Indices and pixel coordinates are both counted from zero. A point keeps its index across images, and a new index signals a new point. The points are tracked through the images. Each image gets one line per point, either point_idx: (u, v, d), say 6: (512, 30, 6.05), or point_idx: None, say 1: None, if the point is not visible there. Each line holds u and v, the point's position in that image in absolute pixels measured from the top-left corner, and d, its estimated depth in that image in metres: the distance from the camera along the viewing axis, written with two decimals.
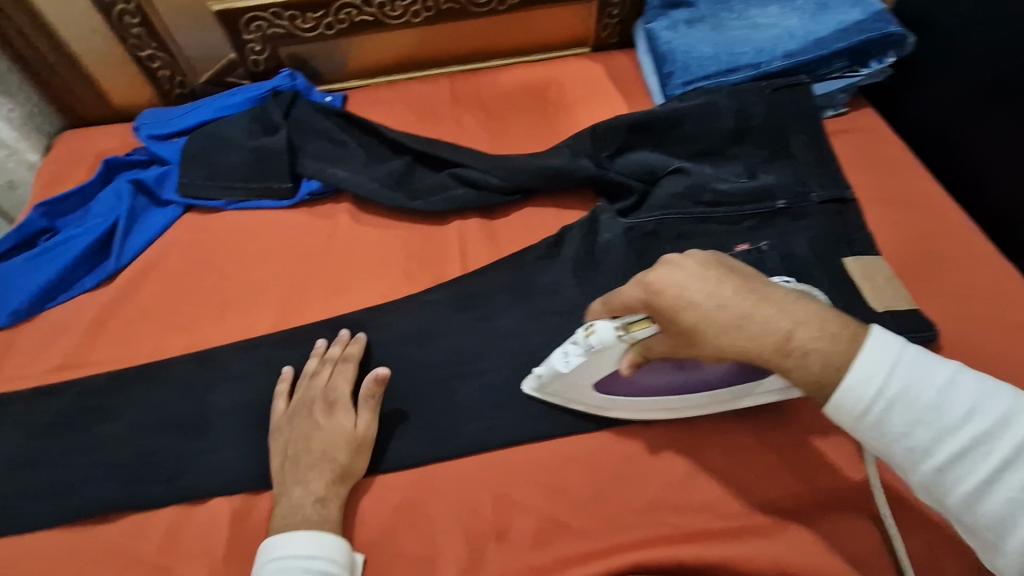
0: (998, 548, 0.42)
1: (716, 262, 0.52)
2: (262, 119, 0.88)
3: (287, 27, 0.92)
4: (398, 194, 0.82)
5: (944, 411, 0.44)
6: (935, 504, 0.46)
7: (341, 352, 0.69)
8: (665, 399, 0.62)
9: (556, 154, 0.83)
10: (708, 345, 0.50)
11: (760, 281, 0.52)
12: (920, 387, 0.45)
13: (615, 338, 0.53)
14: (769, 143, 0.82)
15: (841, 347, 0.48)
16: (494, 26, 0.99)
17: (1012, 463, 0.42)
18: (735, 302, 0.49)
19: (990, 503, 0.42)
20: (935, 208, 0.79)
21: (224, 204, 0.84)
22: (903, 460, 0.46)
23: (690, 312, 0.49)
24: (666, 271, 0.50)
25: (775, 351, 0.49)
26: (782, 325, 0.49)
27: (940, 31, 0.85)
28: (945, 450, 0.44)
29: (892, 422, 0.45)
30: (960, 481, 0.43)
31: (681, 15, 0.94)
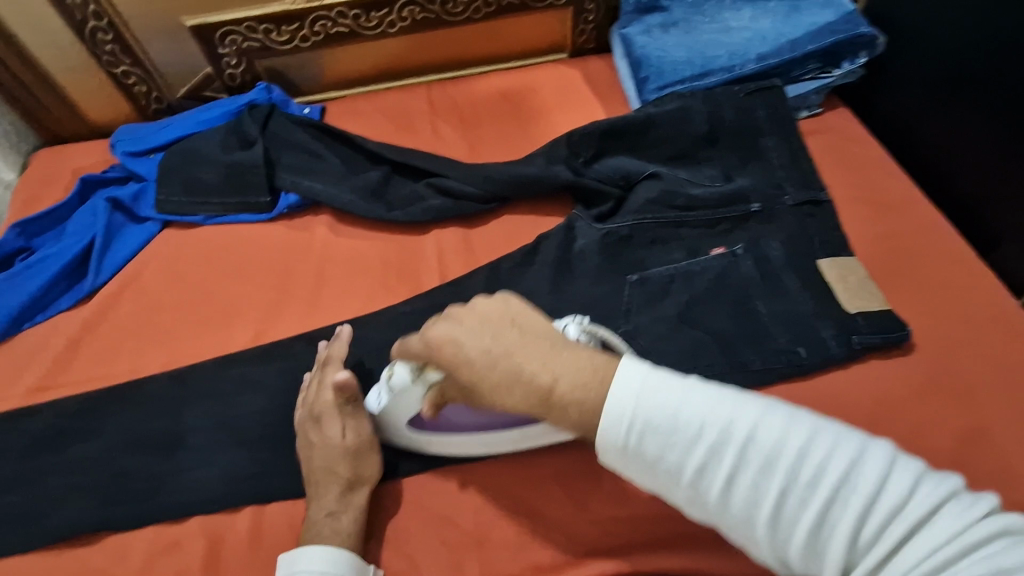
0: (753, 544, 0.44)
1: (497, 317, 0.52)
2: (239, 132, 0.87)
3: (262, 41, 0.92)
4: (375, 205, 0.83)
5: (685, 427, 0.45)
6: (702, 519, 0.47)
7: (326, 355, 0.67)
8: (485, 438, 0.62)
9: (531, 162, 0.83)
10: (483, 399, 0.51)
11: (542, 333, 0.52)
12: (660, 408, 0.45)
13: (409, 379, 0.58)
14: (742, 146, 0.83)
15: (592, 384, 0.48)
16: (469, 34, 0.99)
17: (743, 463, 0.43)
18: (502, 358, 0.50)
19: (739, 507, 0.44)
20: (908, 207, 0.80)
21: (202, 219, 0.84)
22: (667, 483, 0.46)
23: (462, 367, 0.51)
24: (442, 325, 0.52)
25: (539, 405, 0.49)
26: (543, 380, 0.49)
27: (909, 31, 0.85)
28: (694, 463, 0.44)
29: (647, 447, 0.46)
30: (713, 490, 0.44)
31: (655, 20, 0.95)
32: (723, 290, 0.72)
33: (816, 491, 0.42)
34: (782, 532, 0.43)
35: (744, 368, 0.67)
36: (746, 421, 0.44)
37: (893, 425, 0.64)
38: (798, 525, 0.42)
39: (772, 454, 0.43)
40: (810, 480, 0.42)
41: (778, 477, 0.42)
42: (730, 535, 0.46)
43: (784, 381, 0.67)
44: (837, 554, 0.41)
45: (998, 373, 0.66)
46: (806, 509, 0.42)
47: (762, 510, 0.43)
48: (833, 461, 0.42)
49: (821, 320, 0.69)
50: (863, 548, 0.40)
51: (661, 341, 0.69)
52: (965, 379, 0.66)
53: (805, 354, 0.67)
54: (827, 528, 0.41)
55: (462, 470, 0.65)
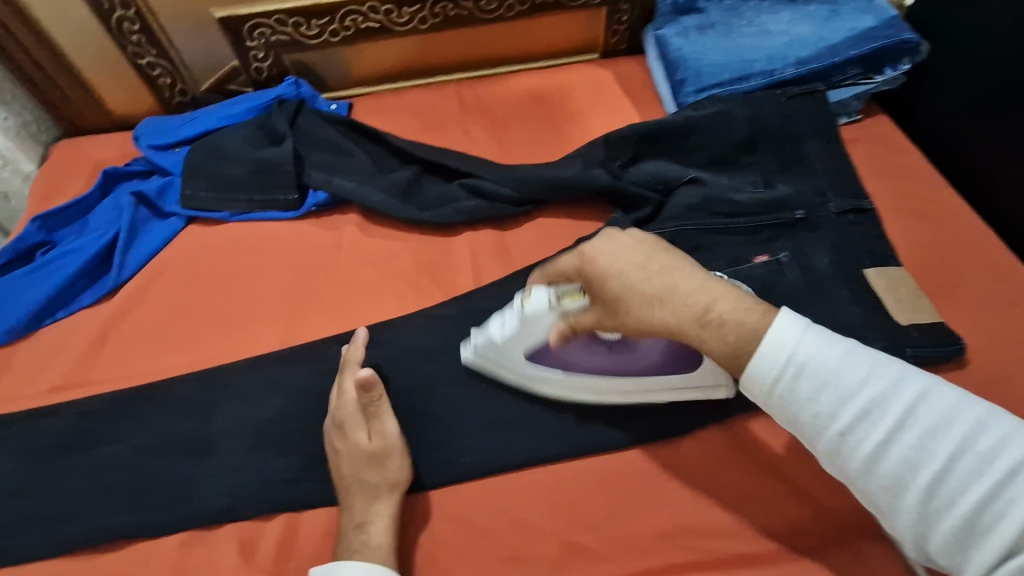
0: (888, 506, 0.45)
1: (653, 241, 0.53)
2: (267, 128, 0.85)
3: (291, 35, 0.90)
4: (407, 205, 0.81)
5: (845, 377, 0.46)
6: (838, 473, 0.48)
7: (345, 357, 0.66)
8: (594, 379, 0.64)
9: (569, 164, 0.81)
10: (629, 318, 0.53)
11: (688, 258, 0.53)
12: (824, 357, 0.46)
13: (547, 306, 0.56)
14: (784, 151, 0.81)
15: (751, 315, 0.50)
16: (501, 32, 0.97)
17: (901, 424, 0.44)
18: (657, 276, 0.51)
19: (890, 468, 0.44)
20: (953, 218, 0.78)
21: (228, 216, 0.82)
22: (813, 432, 0.47)
23: (615, 282, 0.52)
24: (597, 244, 0.53)
25: (692, 323, 0.51)
26: (700, 299, 0.51)
27: (954, 38, 0.84)
28: (847, 414, 0.45)
29: (799, 390, 0.47)
30: (861, 443, 0.45)
31: (692, 21, 0.93)
32: (768, 299, 0.70)
33: (982, 467, 0.41)
34: (931, 500, 0.43)
35: None
36: (914, 386, 0.45)
37: None
38: (956, 496, 0.42)
39: (936, 422, 0.43)
40: (977, 455, 0.42)
41: (939, 444, 0.43)
42: (872, 498, 0.46)
43: None
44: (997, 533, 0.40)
45: None
46: (961, 478, 0.42)
47: (916, 473, 0.43)
48: (1010, 441, 0.41)
49: (871, 332, 0.67)
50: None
51: None
52: (1019, 397, 0.64)
53: None
54: (986, 506, 0.41)
55: (500, 480, 0.63)
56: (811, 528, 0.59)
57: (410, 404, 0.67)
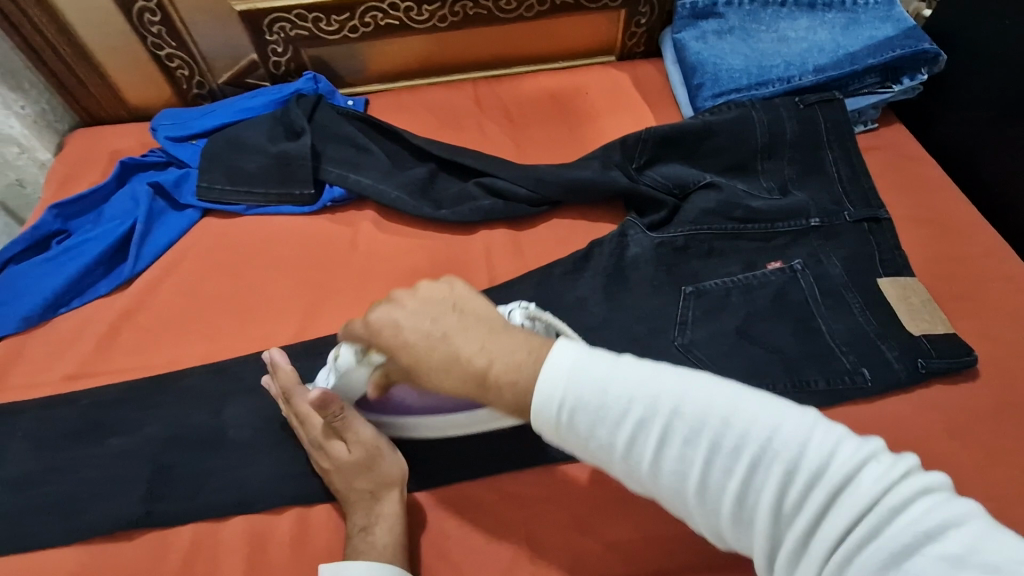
0: (690, 517, 0.42)
1: (443, 297, 0.50)
2: (285, 122, 0.86)
3: (311, 30, 0.90)
4: (422, 203, 0.81)
5: (612, 401, 0.42)
6: (642, 493, 0.44)
7: (281, 385, 0.61)
8: (428, 420, 0.61)
9: (586, 166, 0.81)
10: (426, 383, 0.48)
11: (485, 317, 0.49)
12: (588, 382, 0.43)
13: (353, 361, 0.56)
14: (801, 158, 0.81)
15: (526, 368, 0.45)
16: (519, 32, 0.97)
17: (669, 436, 0.41)
18: (435, 341, 0.48)
19: (668, 481, 0.41)
20: (968, 230, 0.78)
21: (244, 209, 0.82)
22: (599, 459, 0.44)
23: (406, 351, 0.48)
24: (384, 308, 0.50)
25: (476, 388, 0.47)
26: (480, 364, 0.47)
27: (973, 49, 0.84)
28: (622, 439, 0.42)
29: (577, 423, 0.43)
30: (644, 465, 0.42)
31: (710, 25, 0.93)
32: (782, 306, 0.70)
33: (739, 460, 0.39)
34: (712, 504, 0.40)
35: (806, 389, 0.65)
36: (671, 391, 0.41)
37: (958, 457, 0.62)
38: (725, 494, 0.39)
39: (697, 425, 0.40)
40: (734, 448, 0.39)
41: (701, 446, 0.40)
42: (666, 509, 0.43)
43: (844, 404, 0.65)
44: (764, 526, 0.37)
45: None
46: (735, 477, 0.39)
47: (688, 480, 0.40)
48: (756, 428, 0.39)
49: (884, 341, 0.67)
50: (788, 519, 0.37)
51: (719, 356, 0.68)
52: None
53: (869, 376, 0.65)
54: (749, 496, 0.38)
55: (511, 479, 0.63)
56: None
57: None
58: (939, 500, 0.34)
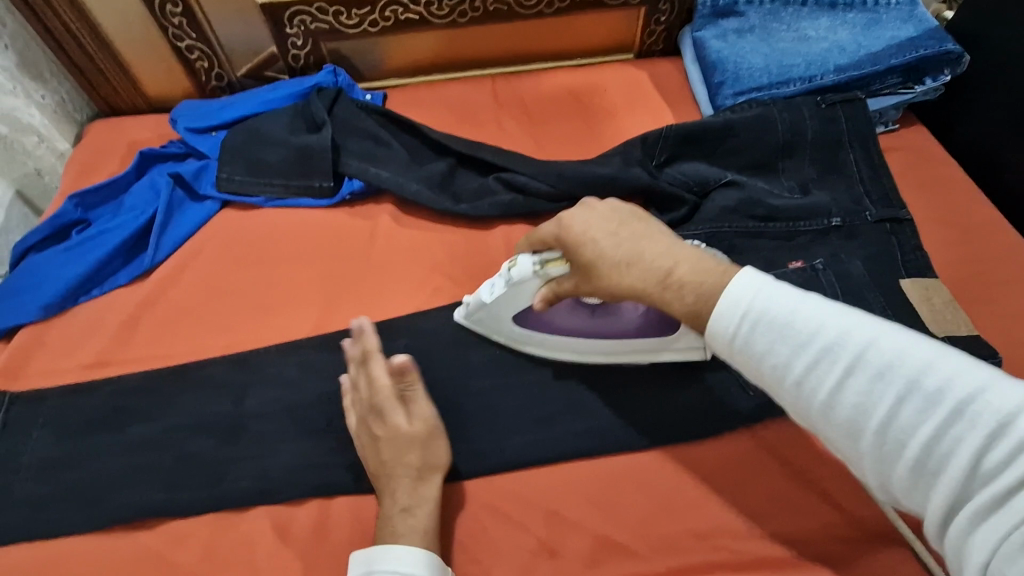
0: (860, 457, 0.43)
1: (630, 211, 0.57)
2: (306, 115, 0.85)
3: (330, 23, 0.90)
4: (442, 197, 0.81)
5: (799, 328, 0.45)
6: (809, 425, 0.46)
7: (359, 351, 0.63)
8: (574, 341, 0.67)
9: (607, 162, 0.80)
10: (606, 281, 0.56)
11: (666, 229, 0.56)
12: (778, 308, 0.46)
13: (530, 273, 0.60)
14: (822, 157, 0.81)
15: (711, 279, 0.50)
16: (538, 29, 0.97)
17: (855, 371, 0.43)
18: (626, 244, 0.55)
19: (845, 415, 0.43)
20: (990, 232, 0.78)
21: (264, 201, 0.82)
22: (772, 384, 0.47)
23: (587, 248, 0.56)
24: (575, 211, 0.58)
25: (657, 285, 0.53)
26: (664, 265, 0.53)
27: (996, 50, 0.83)
28: (802, 364, 0.44)
29: (755, 342, 0.46)
30: (820, 393, 0.44)
31: (731, 24, 0.93)
32: None
33: (934, 407, 0.40)
34: (889, 443, 0.41)
35: None
36: (867, 331, 0.43)
37: None
38: (910, 438, 0.40)
39: (890, 366, 0.42)
40: (929, 395, 0.40)
41: (892, 386, 0.41)
42: (837, 447, 0.45)
43: None
44: (954, 476, 0.38)
45: None
46: (921, 422, 0.40)
47: (870, 417, 0.42)
48: (960, 381, 0.39)
49: None
50: (984, 476, 0.37)
51: None
52: None
53: None
54: (941, 446, 0.39)
55: (531, 475, 0.63)
56: (846, 534, 0.59)
57: (442, 396, 0.67)
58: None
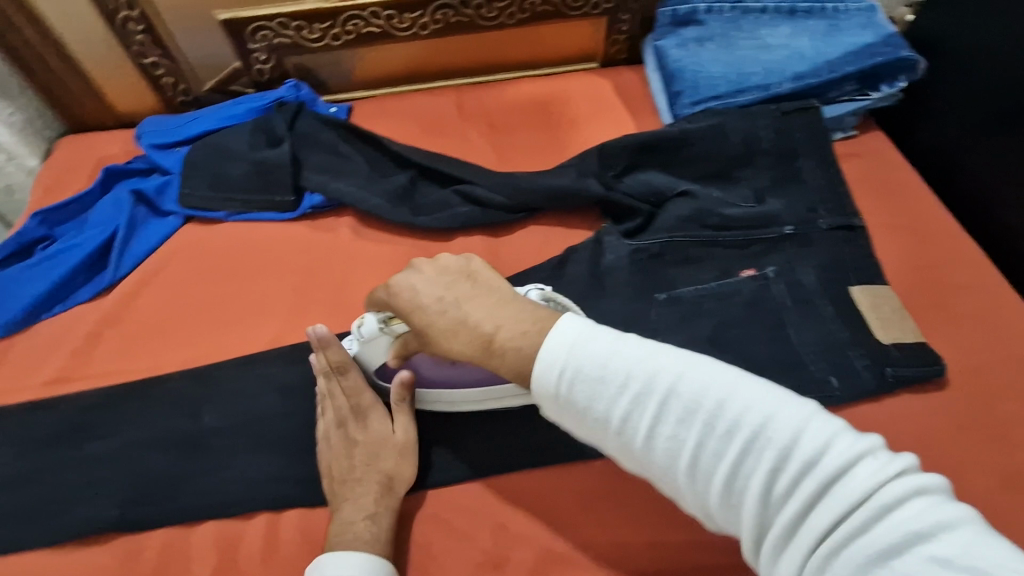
0: (679, 493, 0.45)
1: (458, 269, 0.54)
2: (266, 129, 0.86)
3: (293, 38, 0.91)
4: (402, 209, 0.81)
5: (612, 378, 0.45)
6: (633, 466, 0.47)
7: (330, 363, 0.64)
8: (445, 393, 0.65)
9: (563, 174, 0.81)
10: (437, 347, 0.52)
11: (495, 285, 0.53)
12: (592, 358, 0.45)
13: (377, 329, 0.61)
14: (779, 166, 0.81)
15: (536, 334, 0.48)
16: (501, 39, 0.98)
17: (665, 413, 0.44)
18: (451, 308, 0.51)
19: (662, 458, 0.44)
20: (944, 238, 0.78)
21: (227, 216, 0.83)
22: (595, 432, 0.46)
23: (417, 314, 0.53)
24: (403, 275, 0.54)
25: (483, 351, 0.50)
26: (488, 328, 0.50)
27: (951, 56, 0.83)
28: (619, 413, 0.44)
29: (575, 396, 0.46)
30: (638, 439, 0.44)
31: (691, 32, 0.94)
32: (755, 314, 0.71)
33: (732, 444, 0.41)
34: (702, 481, 0.43)
35: None
36: (672, 371, 0.44)
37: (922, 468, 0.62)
38: (717, 475, 0.42)
39: (694, 406, 0.43)
40: (728, 432, 0.42)
41: (698, 427, 0.42)
42: (658, 484, 0.46)
43: None
44: (753, 508, 0.40)
45: None
46: (724, 459, 0.41)
47: (682, 458, 0.43)
48: (752, 415, 0.41)
49: (854, 350, 0.67)
50: (778, 503, 0.40)
51: None
52: (997, 418, 0.65)
53: (837, 385, 0.66)
54: (742, 479, 0.41)
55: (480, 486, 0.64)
56: None
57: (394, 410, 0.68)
58: (929, 503, 0.36)
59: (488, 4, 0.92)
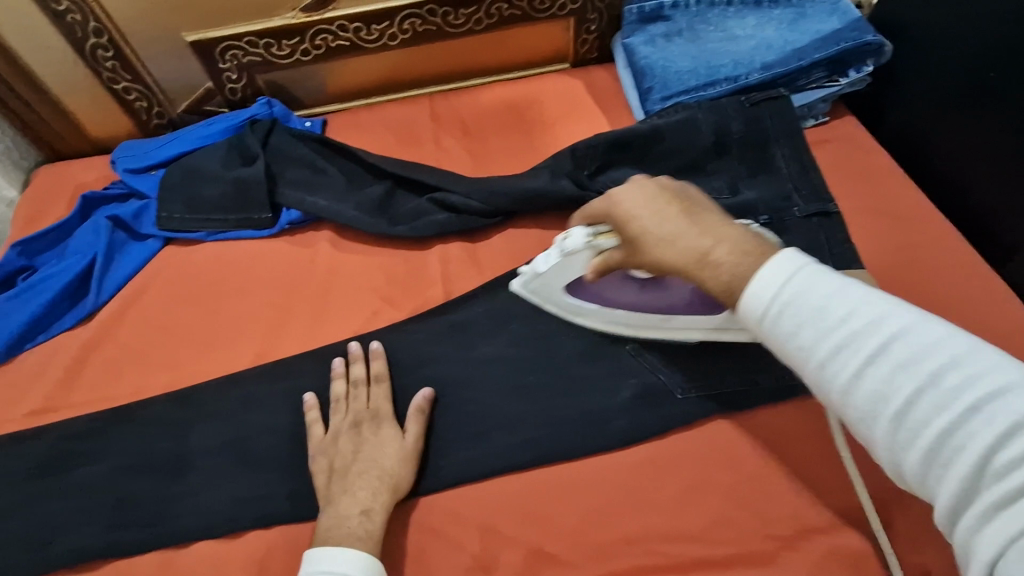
0: (875, 447, 0.40)
1: (672, 189, 0.55)
2: (240, 148, 0.87)
3: (262, 55, 0.91)
4: (379, 220, 0.82)
5: (828, 312, 0.42)
6: (830, 412, 0.43)
7: (367, 371, 0.68)
8: (624, 313, 0.67)
9: (536, 176, 0.81)
10: (645, 255, 0.55)
11: (703, 208, 0.54)
12: (813, 291, 0.43)
13: (582, 244, 0.60)
14: (750, 157, 0.82)
15: (752, 262, 0.47)
16: (471, 45, 0.98)
17: (878, 358, 0.39)
18: (671, 222, 0.53)
19: (863, 401, 0.40)
20: (920, 217, 0.78)
21: (207, 235, 0.83)
22: (795, 364, 0.44)
23: (634, 222, 0.55)
24: (619, 189, 0.57)
25: (696, 264, 0.51)
26: (704, 243, 0.51)
27: (914, 36, 0.83)
28: (825, 348, 0.41)
29: (781, 324, 0.44)
30: (841, 378, 0.41)
31: (659, 29, 0.94)
32: None
33: (957, 401, 0.36)
34: (904, 434, 0.38)
35: (753, 387, 0.66)
36: (905, 317, 0.40)
37: None
38: (927, 430, 0.37)
39: (920, 356, 0.38)
40: (954, 389, 0.36)
41: (918, 377, 0.38)
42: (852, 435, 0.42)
43: (793, 399, 0.66)
44: (964, 473, 0.35)
45: None
46: (941, 415, 0.36)
47: (889, 405, 0.38)
48: (993, 377, 0.36)
49: None
50: (997, 477, 0.34)
51: (669, 362, 0.69)
52: None
53: None
54: (957, 442, 0.35)
55: (467, 492, 0.63)
56: (774, 531, 0.59)
57: None
58: None
59: (455, 10, 0.92)
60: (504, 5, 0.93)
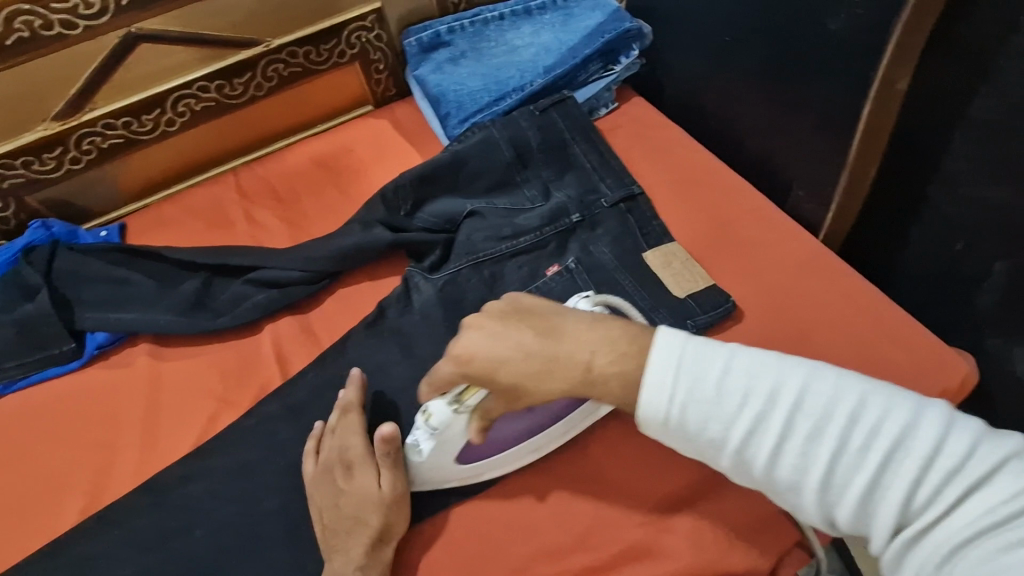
0: (800, 508, 0.47)
1: (513, 312, 0.55)
2: (20, 283, 0.78)
3: (25, 175, 0.83)
4: (197, 318, 0.76)
5: (726, 401, 0.47)
6: (750, 481, 0.49)
7: (344, 401, 0.66)
8: (532, 442, 0.62)
9: (348, 232, 0.80)
10: (530, 393, 0.54)
11: (557, 316, 0.55)
12: (703, 385, 0.48)
13: (450, 414, 0.57)
14: (553, 160, 0.84)
15: (634, 367, 0.51)
16: (261, 111, 0.94)
17: (787, 434, 0.46)
18: (540, 350, 0.53)
19: (786, 477, 0.46)
20: (713, 176, 0.84)
21: (3, 388, 0.74)
22: (710, 452, 0.49)
23: (500, 368, 0.53)
24: (458, 342, 0.54)
25: (582, 381, 0.52)
26: (581, 359, 0.52)
27: (663, 17, 0.89)
28: (737, 435, 0.47)
29: (689, 422, 0.48)
30: (761, 459, 0.47)
31: (443, 55, 0.96)
32: None
33: (867, 455, 0.44)
34: (832, 494, 0.45)
35: None
36: (796, 380, 0.46)
37: None
38: (849, 489, 0.44)
39: (819, 426, 0.45)
40: (863, 446, 0.44)
41: (828, 444, 0.45)
42: (778, 499, 0.49)
43: None
44: (886, 518, 0.43)
45: (821, 314, 0.71)
46: (858, 474, 0.44)
47: (811, 475, 0.45)
48: (884, 424, 0.44)
49: (654, 313, 0.71)
50: (916, 511, 0.42)
51: None
52: (795, 324, 0.70)
53: None
54: (877, 491, 0.43)
55: None
56: (645, 517, 0.61)
57: (236, 536, 0.63)
58: None
59: (229, 82, 0.89)
60: (280, 65, 0.91)
